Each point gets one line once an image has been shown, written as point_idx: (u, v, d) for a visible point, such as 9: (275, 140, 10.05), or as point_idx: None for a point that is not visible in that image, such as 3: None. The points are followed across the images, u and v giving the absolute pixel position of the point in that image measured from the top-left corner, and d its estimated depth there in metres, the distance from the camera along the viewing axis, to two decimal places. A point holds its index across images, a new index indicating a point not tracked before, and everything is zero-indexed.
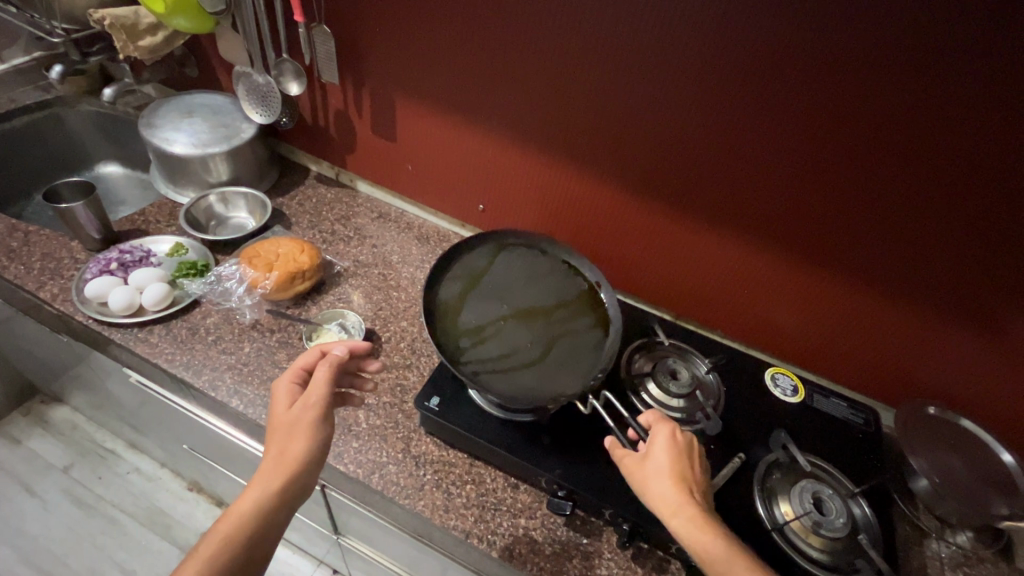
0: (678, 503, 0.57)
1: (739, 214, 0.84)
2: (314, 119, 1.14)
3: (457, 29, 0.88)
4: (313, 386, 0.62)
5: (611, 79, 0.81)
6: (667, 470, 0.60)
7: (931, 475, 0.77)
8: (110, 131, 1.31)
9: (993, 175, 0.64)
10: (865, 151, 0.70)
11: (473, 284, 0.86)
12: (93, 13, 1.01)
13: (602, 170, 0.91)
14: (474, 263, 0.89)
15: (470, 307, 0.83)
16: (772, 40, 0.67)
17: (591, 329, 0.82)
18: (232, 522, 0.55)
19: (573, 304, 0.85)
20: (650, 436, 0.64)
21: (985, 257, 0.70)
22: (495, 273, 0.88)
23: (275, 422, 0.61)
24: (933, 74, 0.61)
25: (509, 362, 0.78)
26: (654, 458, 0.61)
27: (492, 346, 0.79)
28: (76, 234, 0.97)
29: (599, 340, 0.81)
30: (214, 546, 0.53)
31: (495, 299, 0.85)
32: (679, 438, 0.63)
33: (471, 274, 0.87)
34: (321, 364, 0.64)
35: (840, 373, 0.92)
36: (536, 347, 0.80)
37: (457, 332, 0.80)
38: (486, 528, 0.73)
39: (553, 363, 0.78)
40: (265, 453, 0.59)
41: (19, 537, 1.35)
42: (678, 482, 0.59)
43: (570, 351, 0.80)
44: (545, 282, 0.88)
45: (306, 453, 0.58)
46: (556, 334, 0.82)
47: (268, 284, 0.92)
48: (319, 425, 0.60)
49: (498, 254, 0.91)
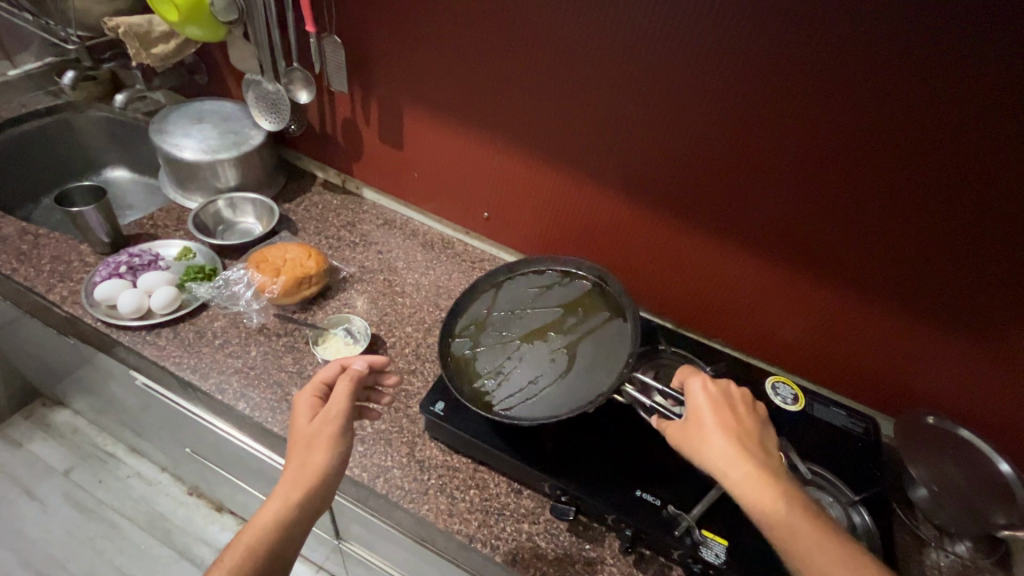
0: (732, 457, 0.57)
1: (740, 222, 0.85)
2: (322, 127, 1.16)
3: (465, 41, 0.90)
4: (334, 400, 0.63)
5: (616, 92, 0.82)
6: (714, 425, 0.60)
7: (930, 484, 0.79)
8: (119, 135, 1.32)
9: (992, 186, 0.66)
10: (861, 163, 0.72)
11: (480, 331, 0.87)
12: (107, 21, 1.03)
13: (607, 180, 0.92)
14: (479, 311, 0.90)
15: (483, 348, 0.84)
16: (773, 55, 0.69)
17: (608, 320, 0.86)
18: (255, 532, 0.56)
19: (582, 308, 0.88)
20: (687, 394, 0.64)
21: (982, 267, 0.71)
22: (501, 309, 0.89)
23: (297, 435, 0.62)
24: (930, 89, 0.63)
25: (538, 386, 0.79)
26: (697, 416, 0.62)
27: (518, 377, 0.80)
28: (86, 237, 0.98)
29: (619, 330, 0.84)
30: (239, 555, 0.54)
31: (506, 334, 0.86)
32: (714, 390, 0.64)
33: (476, 319, 0.88)
34: (341, 378, 0.65)
35: (841, 382, 0.93)
36: (564, 363, 0.82)
37: (476, 377, 0.81)
38: (490, 532, 0.73)
39: (583, 371, 0.80)
40: (286, 465, 0.60)
41: (19, 540, 1.35)
42: (729, 434, 0.59)
43: (595, 349, 0.83)
44: (552, 294, 0.91)
45: (326, 465, 0.59)
46: (576, 339, 0.84)
47: (275, 289, 0.93)
48: (339, 437, 0.61)
49: (502, 289, 0.93)
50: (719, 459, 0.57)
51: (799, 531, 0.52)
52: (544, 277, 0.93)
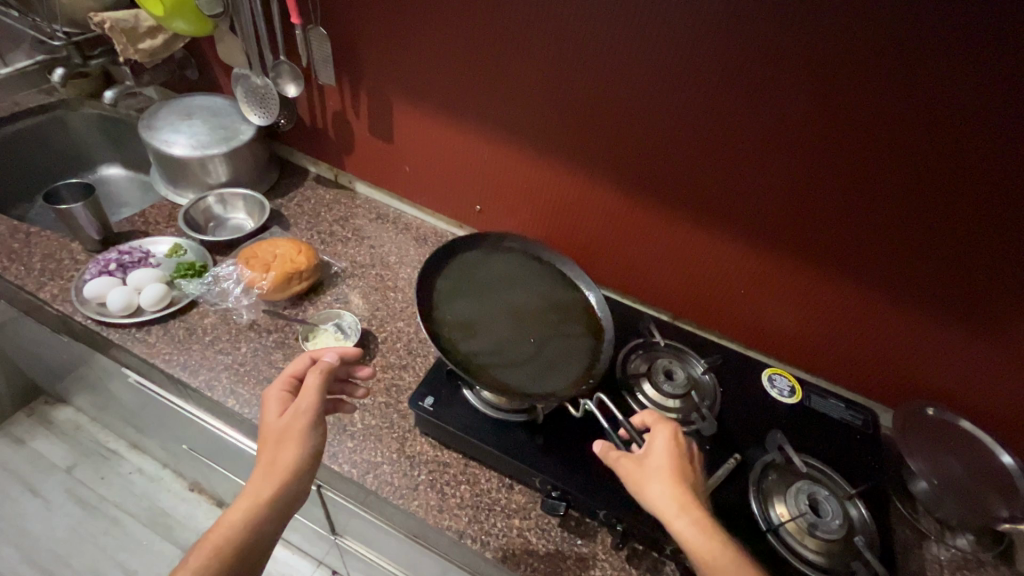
0: (679, 507, 0.55)
1: (731, 212, 0.83)
2: (313, 121, 1.14)
3: (452, 30, 0.88)
4: (304, 395, 0.62)
5: (604, 80, 0.81)
6: (668, 471, 0.58)
7: (929, 477, 0.77)
8: (112, 132, 1.32)
9: (984, 171, 0.64)
10: (851, 149, 0.70)
11: (469, 282, 0.88)
12: (92, 16, 1.01)
13: (596, 169, 0.91)
14: (471, 262, 0.91)
15: (464, 301, 0.85)
16: (760, 45, 0.68)
17: (583, 336, 0.84)
18: (225, 532, 0.55)
19: (564, 309, 0.87)
20: (650, 438, 0.62)
21: (979, 255, 0.69)
22: (490, 271, 0.90)
23: (266, 430, 0.61)
24: (919, 75, 0.62)
25: (501, 355, 0.79)
26: (651, 462, 0.60)
27: (485, 340, 0.81)
28: (75, 234, 0.98)
29: (590, 347, 0.83)
30: (206, 555, 0.53)
31: (487, 296, 0.87)
32: (679, 441, 0.62)
33: (467, 270, 0.90)
34: (311, 371, 0.64)
35: (837, 372, 0.92)
36: (526, 343, 0.81)
37: (448, 323, 0.81)
38: (480, 528, 0.72)
39: (544, 363, 0.79)
40: (255, 461, 0.59)
41: (22, 537, 1.37)
42: (680, 484, 0.57)
43: (564, 352, 0.81)
44: (544, 284, 0.90)
45: (295, 461, 0.58)
46: (546, 333, 0.83)
47: (265, 285, 0.92)
48: (309, 432, 0.60)
49: (499, 252, 0.93)
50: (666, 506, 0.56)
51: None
52: (544, 265, 0.93)
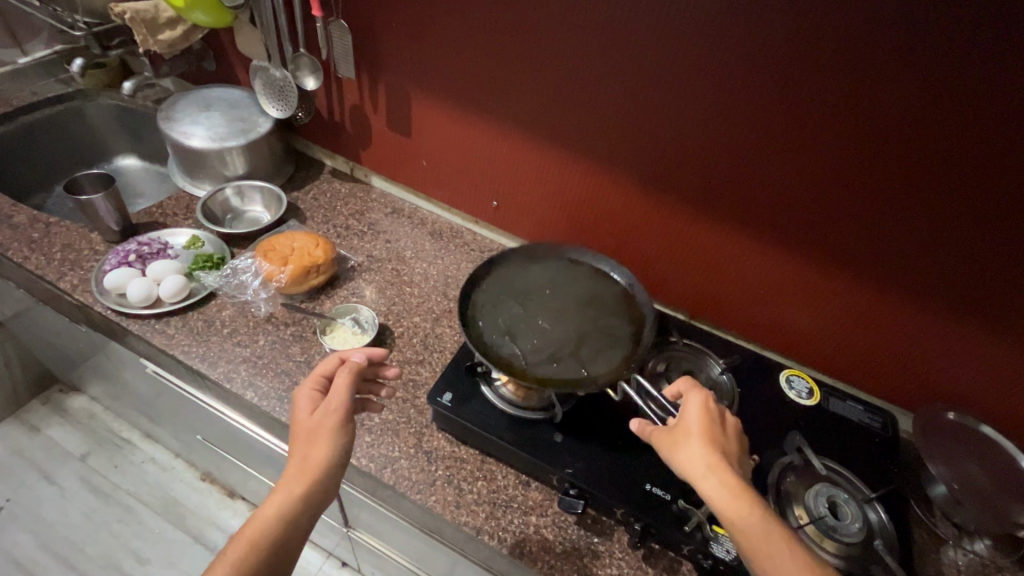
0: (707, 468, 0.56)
1: (746, 211, 0.83)
2: (330, 114, 1.15)
3: (472, 26, 0.88)
4: (335, 392, 0.63)
5: (622, 75, 0.80)
6: (699, 434, 0.59)
7: (949, 481, 0.77)
8: (129, 123, 1.32)
9: (1000, 172, 0.63)
10: (866, 148, 0.70)
11: (505, 284, 0.87)
12: (114, 7, 1.03)
13: (615, 165, 0.90)
14: (507, 271, 0.89)
15: (500, 307, 0.83)
16: (778, 50, 0.68)
17: (624, 325, 0.82)
18: (259, 525, 0.56)
19: (605, 303, 0.85)
20: (684, 404, 0.63)
21: (993, 256, 0.69)
22: (528, 276, 0.88)
23: (297, 429, 0.62)
24: (938, 78, 0.61)
25: (540, 355, 0.78)
26: (684, 425, 0.61)
27: (522, 340, 0.80)
28: (95, 225, 0.98)
29: (630, 335, 0.81)
30: (241, 550, 0.54)
31: (524, 298, 0.85)
32: (712, 408, 0.63)
33: (503, 273, 0.88)
34: (340, 371, 0.65)
35: (855, 375, 0.91)
36: (568, 342, 0.80)
37: (486, 325, 0.81)
38: (497, 525, 0.72)
39: (585, 359, 0.78)
40: (287, 460, 0.59)
41: (38, 523, 1.38)
42: (709, 446, 0.58)
43: (603, 346, 0.80)
44: (581, 279, 0.88)
45: (326, 458, 0.59)
46: (587, 330, 0.82)
47: (283, 278, 0.92)
48: (340, 430, 0.61)
49: (534, 258, 0.91)
50: (694, 465, 0.57)
51: (758, 547, 0.52)
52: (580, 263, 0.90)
